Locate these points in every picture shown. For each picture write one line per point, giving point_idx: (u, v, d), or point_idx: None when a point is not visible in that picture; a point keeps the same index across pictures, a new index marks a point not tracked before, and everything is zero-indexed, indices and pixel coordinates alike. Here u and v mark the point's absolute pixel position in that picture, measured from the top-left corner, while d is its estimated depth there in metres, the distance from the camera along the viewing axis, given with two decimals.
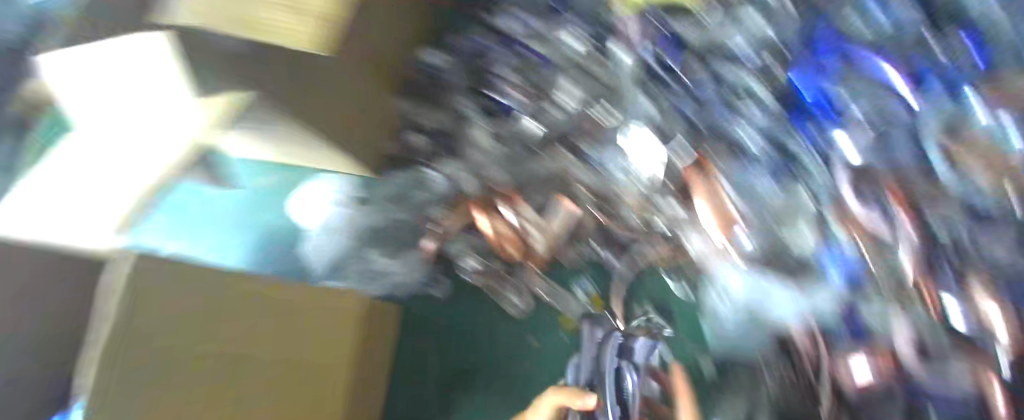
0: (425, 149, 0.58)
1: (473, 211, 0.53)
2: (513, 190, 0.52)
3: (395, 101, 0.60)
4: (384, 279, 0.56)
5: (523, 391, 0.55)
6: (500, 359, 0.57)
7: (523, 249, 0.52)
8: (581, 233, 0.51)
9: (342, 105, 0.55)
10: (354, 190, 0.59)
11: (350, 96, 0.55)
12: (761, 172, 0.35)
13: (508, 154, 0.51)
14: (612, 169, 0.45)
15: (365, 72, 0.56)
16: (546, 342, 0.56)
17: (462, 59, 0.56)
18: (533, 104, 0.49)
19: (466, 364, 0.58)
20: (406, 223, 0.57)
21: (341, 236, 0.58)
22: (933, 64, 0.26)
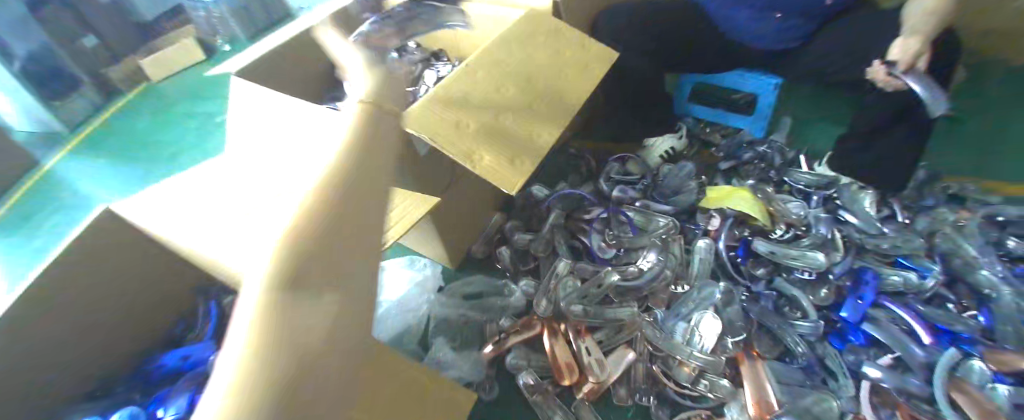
0: (517, 266, 0.69)
1: (543, 325, 0.60)
2: (584, 320, 0.60)
3: (497, 219, 0.75)
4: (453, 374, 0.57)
5: None
6: None
7: (578, 377, 0.56)
8: (650, 381, 0.57)
9: (466, 207, 0.67)
10: (429, 271, 0.67)
11: (476, 205, 0.69)
12: (804, 340, 0.56)
13: (592, 299, 0.63)
14: (677, 333, 0.58)
15: (485, 192, 0.71)
16: None
17: (569, 204, 0.73)
18: (620, 262, 0.66)
19: None
20: (476, 330, 0.63)
21: (411, 318, 0.62)
22: (962, 337, 0.53)
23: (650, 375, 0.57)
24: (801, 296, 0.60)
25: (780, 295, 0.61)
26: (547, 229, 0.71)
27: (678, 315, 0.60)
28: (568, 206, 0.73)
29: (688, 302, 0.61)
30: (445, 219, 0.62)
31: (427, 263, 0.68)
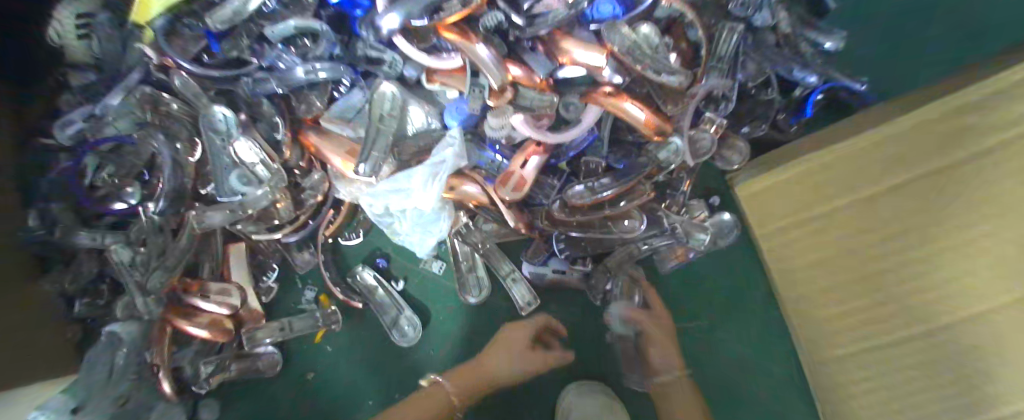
0: (272, 117, 0.77)
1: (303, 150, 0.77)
2: (340, 144, 0.74)
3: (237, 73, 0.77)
4: (306, 267, 0.81)
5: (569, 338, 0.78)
6: (487, 332, 0.79)
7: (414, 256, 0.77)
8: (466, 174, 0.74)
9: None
10: (225, 135, 0.74)
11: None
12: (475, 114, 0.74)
13: (328, 128, 0.76)
14: (411, 118, 0.76)
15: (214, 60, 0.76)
16: (473, 319, 0.79)
17: (262, 51, 0.76)
18: (352, 92, 0.78)
19: (468, 345, 0.78)
20: (281, 181, 0.74)
21: (272, 211, 0.76)
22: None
23: (463, 203, 0.76)
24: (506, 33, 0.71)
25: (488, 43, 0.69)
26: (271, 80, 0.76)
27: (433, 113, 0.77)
28: (267, 53, 0.76)
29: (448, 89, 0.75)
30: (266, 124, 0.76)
31: (220, 119, 0.74)
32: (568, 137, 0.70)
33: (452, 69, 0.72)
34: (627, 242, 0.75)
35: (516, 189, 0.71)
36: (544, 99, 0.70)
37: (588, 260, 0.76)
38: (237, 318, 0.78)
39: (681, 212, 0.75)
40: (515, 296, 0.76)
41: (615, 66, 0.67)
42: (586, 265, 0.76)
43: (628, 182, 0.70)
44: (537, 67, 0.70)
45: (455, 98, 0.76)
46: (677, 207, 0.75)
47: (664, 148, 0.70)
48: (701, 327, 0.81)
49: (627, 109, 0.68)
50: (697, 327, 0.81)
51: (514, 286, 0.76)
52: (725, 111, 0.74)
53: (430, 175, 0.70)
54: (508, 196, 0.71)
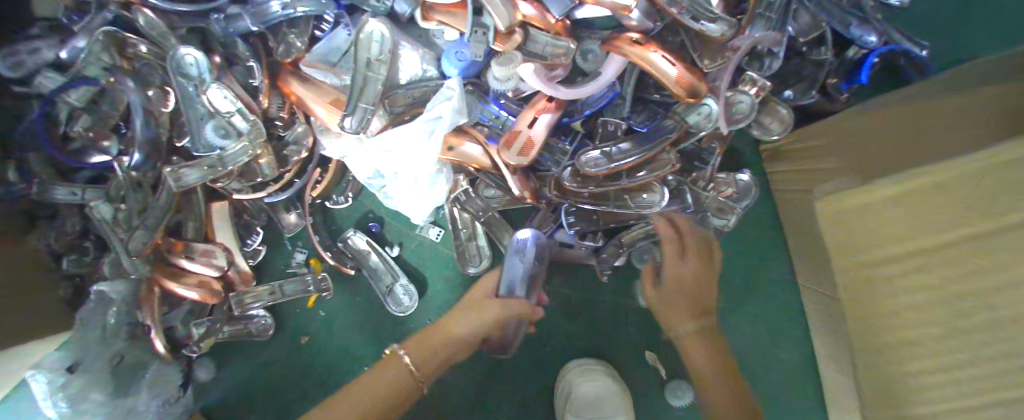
0: (247, 61, 0.68)
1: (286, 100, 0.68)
2: (324, 96, 0.66)
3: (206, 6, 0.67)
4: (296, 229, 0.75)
5: (575, 313, 0.73)
6: None
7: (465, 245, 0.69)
8: (463, 135, 0.67)
9: None
10: (195, 81, 0.66)
11: None
12: (477, 63, 0.65)
13: (309, 75, 0.67)
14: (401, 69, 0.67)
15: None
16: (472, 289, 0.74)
17: None
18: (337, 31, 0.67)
19: None
20: (262, 135, 0.66)
21: (251, 170, 0.68)
22: None
23: (461, 166, 0.69)
24: None
25: None
26: (242, 16, 0.66)
27: (429, 62, 0.67)
28: None
29: (444, 28, 0.65)
30: (244, 72, 0.69)
31: (189, 63, 0.66)
32: (585, 93, 0.61)
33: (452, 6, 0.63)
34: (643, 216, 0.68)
35: (521, 154, 0.63)
36: (560, 46, 0.61)
37: (598, 235, 0.70)
38: (227, 279, 0.74)
39: (707, 187, 0.67)
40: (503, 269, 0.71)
41: (645, 9, 0.58)
42: (595, 240, 0.70)
43: (648, 150, 0.62)
44: (553, 6, 0.60)
45: (455, 41, 0.66)
46: (704, 182, 0.66)
47: (694, 110, 0.61)
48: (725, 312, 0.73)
49: (652, 59, 0.58)
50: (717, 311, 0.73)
51: None
52: (771, 68, 0.62)
53: (428, 132, 0.63)
54: (514, 162, 0.63)
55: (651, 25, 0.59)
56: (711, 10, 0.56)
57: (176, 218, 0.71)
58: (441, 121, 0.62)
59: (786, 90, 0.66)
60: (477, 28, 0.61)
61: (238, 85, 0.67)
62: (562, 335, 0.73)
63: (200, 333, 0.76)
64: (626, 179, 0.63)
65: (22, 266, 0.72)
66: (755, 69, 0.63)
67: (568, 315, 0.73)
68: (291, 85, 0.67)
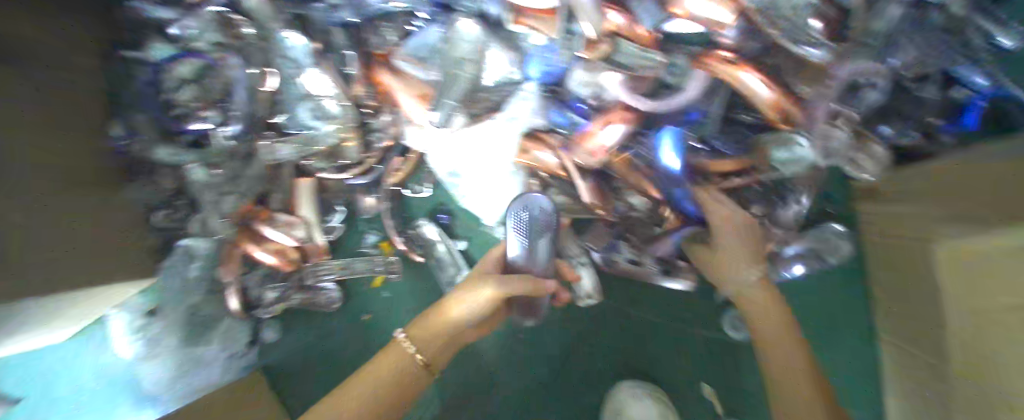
0: (343, 50, 0.72)
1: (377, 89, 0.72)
2: (415, 90, 0.69)
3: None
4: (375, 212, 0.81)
5: (629, 320, 0.77)
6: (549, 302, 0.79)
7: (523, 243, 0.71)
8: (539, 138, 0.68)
9: None
10: (292, 63, 0.70)
11: None
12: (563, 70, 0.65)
13: (399, 68, 0.69)
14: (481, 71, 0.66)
15: None
16: None
17: None
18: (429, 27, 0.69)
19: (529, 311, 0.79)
20: (354, 122, 0.72)
21: (342, 154, 0.74)
22: None
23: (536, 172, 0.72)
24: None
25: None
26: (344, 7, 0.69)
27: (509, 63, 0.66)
28: None
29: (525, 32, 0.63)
30: (337, 57, 0.72)
31: (289, 46, 0.69)
32: (671, 107, 0.62)
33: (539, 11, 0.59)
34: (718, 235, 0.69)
35: (591, 155, 0.64)
36: (648, 59, 0.60)
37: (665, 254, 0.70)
38: (302, 251, 0.79)
39: (775, 219, 0.68)
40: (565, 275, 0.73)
41: (740, 26, 0.57)
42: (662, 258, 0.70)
43: (722, 168, 0.64)
44: (643, 18, 0.59)
45: (539, 47, 0.63)
46: (781, 215, 0.68)
47: (783, 148, 0.61)
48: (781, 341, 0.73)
49: (744, 79, 0.58)
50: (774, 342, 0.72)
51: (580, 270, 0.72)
52: (867, 100, 0.62)
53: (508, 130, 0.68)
54: (584, 160, 0.65)
55: (749, 45, 0.59)
56: (815, 35, 0.56)
57: (265, 189, 0.77)
58: (518, 119, 0.67)
59: (883, 127, 0.65)
60: (563, 34, 0.61)
61: (331, 71, 0.70)
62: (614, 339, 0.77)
63: (273, 297, 0.84)
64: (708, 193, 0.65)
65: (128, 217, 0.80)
66: (851, 103, 0.62)
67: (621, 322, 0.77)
68: (386, 79, 0.70)
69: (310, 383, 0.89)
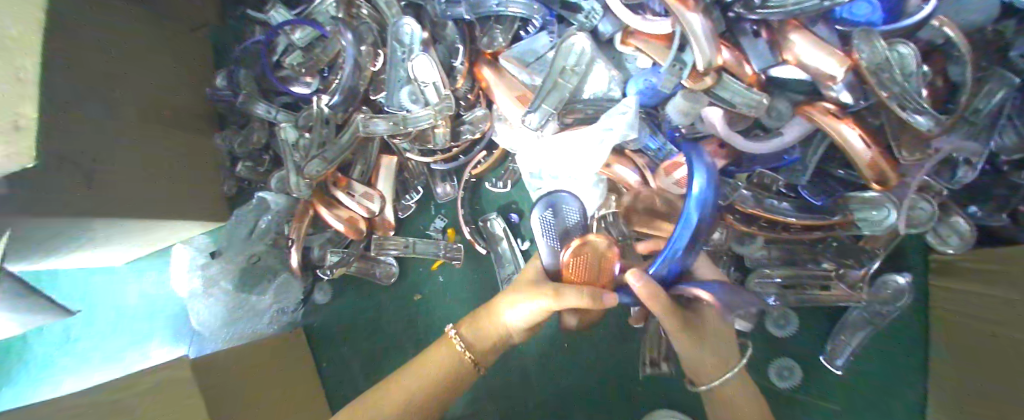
0: (453, 42, 0.77)
1: (479, 85, 0.77)
2: (518, 91, 0.73)
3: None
4: (446, 199, 0.84)
5: None
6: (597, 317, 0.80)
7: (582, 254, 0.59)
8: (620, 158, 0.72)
9: None
10: (405, 47, 0.75)
11: None
12: (668, 98, 0.70)
13: (506, 69, 0.75)
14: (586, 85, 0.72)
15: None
16: None
17: None
18: (539, 37, 0.75)
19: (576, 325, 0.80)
20: (445, 108, 0.74)
21: (428, 135, 0.77)
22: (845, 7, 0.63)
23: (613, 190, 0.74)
24: (728, 23, 0.66)
25: (705, 24, 0.61)
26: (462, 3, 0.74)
27: (614, 81, 0.71)
28: None
29: (640, 55, 0.70)
30: (447, 50, 0.78)
31: (407, 32, 0.75)
32: (770, 149, 0.65)
33: (661, 39, 0.67)
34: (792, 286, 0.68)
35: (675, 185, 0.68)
36: (747, 97, 0.63)
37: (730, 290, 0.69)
38: (372, 222, 0.84)
39: (857, 286, 0.65)
40: None
41: (849, 81, 0.60)
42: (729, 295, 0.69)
43: (811, 222, 0.63)
44: (754, 59, 0.65)
45: (646, 69, 0.71)
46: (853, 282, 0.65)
47: (870, 209, 0.63)
48: (830, 408, 0.70)
49: (844, 133, 0.62)
50: (818, 403, 0.70)
51: None
52: (963, 179, 0.62)
53: (600, 140, 0.67)
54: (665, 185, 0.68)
55: (858, 102, 0.62)
56: (921, 103, 0.58)
57: (350, 158, 0.82)
58: (611, 133, 0.66)
59: (972, 206, 0.65)
60: (678, 67, 0.65)
61: (440, 61, 0.76)
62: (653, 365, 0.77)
63: (334, 260, 0.83)
64: (789, 237, 0.65)
65: (194, 156, 0.85)
66: (944, 178, 0.63)
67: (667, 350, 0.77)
68: (488, 76, 0.75)
69: (345, 354, 0.89)
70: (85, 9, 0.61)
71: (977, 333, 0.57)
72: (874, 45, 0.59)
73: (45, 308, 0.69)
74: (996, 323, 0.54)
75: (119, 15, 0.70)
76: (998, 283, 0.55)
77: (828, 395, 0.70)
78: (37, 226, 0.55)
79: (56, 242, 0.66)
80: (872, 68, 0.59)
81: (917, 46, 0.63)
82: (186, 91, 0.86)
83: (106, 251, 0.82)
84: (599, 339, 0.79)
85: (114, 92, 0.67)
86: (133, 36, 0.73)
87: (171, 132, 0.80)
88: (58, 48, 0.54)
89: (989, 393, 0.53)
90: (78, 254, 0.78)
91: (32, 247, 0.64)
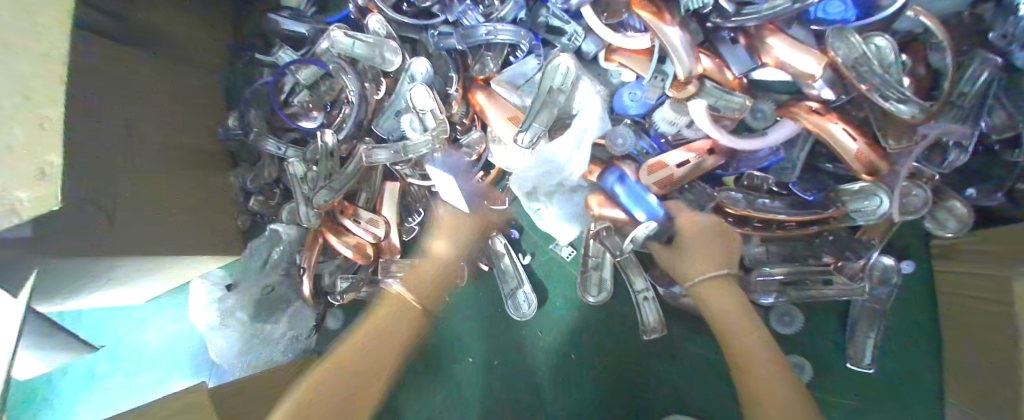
0: (447, 70, 0.81)
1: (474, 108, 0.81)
2: (509, 112, 0.76)
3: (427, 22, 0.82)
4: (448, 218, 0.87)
5: (682, 356, 0.77)
6: (604, 326, 0.80)
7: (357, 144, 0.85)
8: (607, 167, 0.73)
9: None
10: (406, 79, 0.81)
11: None
12: (654, 107, 0.72)
13: (497, 92, 0.78)
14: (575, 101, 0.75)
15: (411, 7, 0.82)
16: (587, 309, 0.81)
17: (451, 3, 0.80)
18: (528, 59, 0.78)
19: (583, 335, 0.80)
20: (442, 132, 0.77)
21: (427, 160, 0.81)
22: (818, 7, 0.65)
23: None
24: (706, 33, 0.69)
25: (682, 35, 0.64)
26: (453, 34, 0.79)
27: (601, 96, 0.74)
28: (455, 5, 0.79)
29: (624, 69, 0.73)
30: (442, 78, 0.82)
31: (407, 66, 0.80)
32: (759, 146, 0.65)
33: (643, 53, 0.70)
34: (796, 284, 0.68)
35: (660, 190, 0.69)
36: (731, 100, 0.67)
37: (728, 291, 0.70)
38: (379, 246, 0.87)
39: (857, 277, 0.65)
40: (589, 299, 0.79)
41: (829, 78, 0.63)
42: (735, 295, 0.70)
43: (803, 217, 0.64)
44: (734, 63, 0.67)
45: (631, 82, 0.74)
46: (853, 274, 0.65)
47: (861, 199, 0.63)
48: (846, 405, 0.68)
49: (829, 128, 0.63)
50: (835, 400, 0.69)
51: (642, 304, 0.75)
52: (954, 163, 0.62)
53: (576, 144, 0.70)
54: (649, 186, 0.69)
55: (839, 97, 0.64)
56: (903, 92, 0.59)
57: (355, 186, 0.86)
58: (583, 133, 0.69)
59: (968, 189, 0.65)
60: (662, 78, 0.68)
61: (436, 88, 0.80)
62: (662, 370, 0.77)
63: (344, 286, 0.86)
64: (788, 233, 0.66)
65: (210, 193, 0.90)
66: (936, 163, 0.63)
67: (675, 354, 0.77)
68: (482, 100, 0.79)
69: None
70: (103, 62, 0.66)
71: (961, 305, 0.62)
72: (847, 41, 0.61)
73: (70, 344, 0.73)
74: (1001, 319, 0.53)
75: (140, 67, 0.77)
76: (977, 259, 0.59)
77: (843, 392, 0.69)
78: (62, 264, 0.60)
79: (84, 280, 0.71)
80: (847, 64, 0.61)
81: (895, 38, 0.64)
82: (200, 134, 0.92)
83: (130, 288, 0.87)
84: (606, 348, 0.79)
85: (132, 134, 0.72)
86: (150, 84, 0.79)
87: (189, 172, 0.86)
88: (79, 96, 0.59)
89: (975, 359, 0.59)
90: (103, 293, 0.82)
91: (61, 285, 0.69)
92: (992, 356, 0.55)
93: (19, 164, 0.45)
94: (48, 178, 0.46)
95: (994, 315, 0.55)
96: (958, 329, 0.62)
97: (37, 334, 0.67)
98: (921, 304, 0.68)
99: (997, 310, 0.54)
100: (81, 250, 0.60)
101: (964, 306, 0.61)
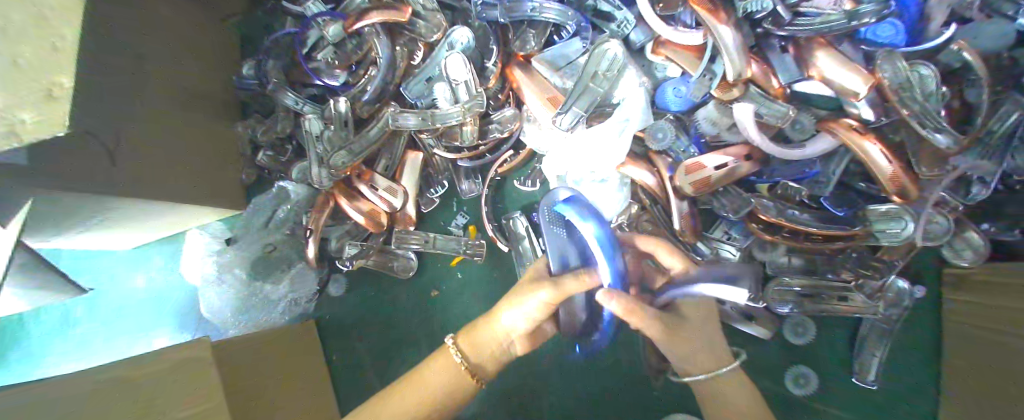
0: (486, 42, 0.79)
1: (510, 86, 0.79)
2: (550, 93, 0.75)
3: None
4: (471, 193, 0.85)
5: None
6: None
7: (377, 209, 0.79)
8: (642, 160, 0.73)
9: None
10: (444, 48, 0.78)
11: None
12: (698, 106, 0.73)
13: (537, 72, 0.77)
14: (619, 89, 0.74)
15: None
16: None
17: None
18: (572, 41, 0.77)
19: None
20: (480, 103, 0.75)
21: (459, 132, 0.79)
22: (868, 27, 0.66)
23: (635, 193, 0.76)
24: (757, 38, 0.69)
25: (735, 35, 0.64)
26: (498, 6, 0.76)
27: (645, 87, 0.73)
28: None
29: (670, 63, 0.72)
30: (481, 51, 0.79)
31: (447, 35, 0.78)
32: (796, 155, 0.66)
33: (693, 49, 0.69)
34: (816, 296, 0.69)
35: (689, 187, 0.68)
36: (775, 109, 0.67)
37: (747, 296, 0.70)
38: (392, 216, 0.84)
39: (874, 296, 0.66)
40: None
41: (871, 99, 0.64)
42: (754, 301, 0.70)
43: (830, 231, 0.65)
44: (781, 72, 0.67)
45: (675, 77, 0.73)
46: (870, 291, 0.67)
47: (887, 221, 0.64)
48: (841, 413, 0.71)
49: (866, 147, 0.64)
50: (831, 407, 0.71)
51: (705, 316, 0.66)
52: (978, 197, 0.64)
53: (621, 130, 0.70)
54: (679, 184, 0.69)
55: (879, 118, 0.65)
56: (939, 122, 0.60)
57: (376, 152, 0.83)
58: (626, 121, 0.70)
59: (984, 223, 0.67)
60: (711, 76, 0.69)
61: (474, 60, 0.78)
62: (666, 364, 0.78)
63: (353, 253, 0.83)
64: (811, 245, 0.67)
65: (218, 141, 0.86)
66: (960, 194, 0.65)
67: None
68: (521, 77, 0.77)
69: (357, 346, 0.89)
70: None
71: (969, 332, 0.63)
72: (897, 64, 0.62)
73: (53, 286, 0.68)
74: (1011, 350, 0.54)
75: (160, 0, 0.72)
76: (990, 289, 0.60)
77: (839, 401, 0.71)
78: (61, 198, 0.56)
79: (80, 218, 0.67)
80: (896, 86, 0.62)
81: (938, 68, 0.65)
82: (213, 77, 0.86)
83: (124, 232, 0.82)
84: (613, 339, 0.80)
85: (142, 66, 0.66)
86: (165, 17, 0.73)
87: (191, 115, 0.79)
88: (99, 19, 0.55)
89: (975, 385, 0.60)
90: (95, 233, 0.78)
91: (52, 221, 0.64)
92: (989, 381, 0.57)
93: (26, 87, 0.39)
94: (61, 103, 0.39)
95: (1000, 342, 0.56)
96: (994, 365, 0.56)
97: (20, 271, 0.62)
98: (923, 326, 0.71)
99: (1004, 335, 0.55)
100: (84, 183, 0.56)
101: (973, 332, 0.62)
